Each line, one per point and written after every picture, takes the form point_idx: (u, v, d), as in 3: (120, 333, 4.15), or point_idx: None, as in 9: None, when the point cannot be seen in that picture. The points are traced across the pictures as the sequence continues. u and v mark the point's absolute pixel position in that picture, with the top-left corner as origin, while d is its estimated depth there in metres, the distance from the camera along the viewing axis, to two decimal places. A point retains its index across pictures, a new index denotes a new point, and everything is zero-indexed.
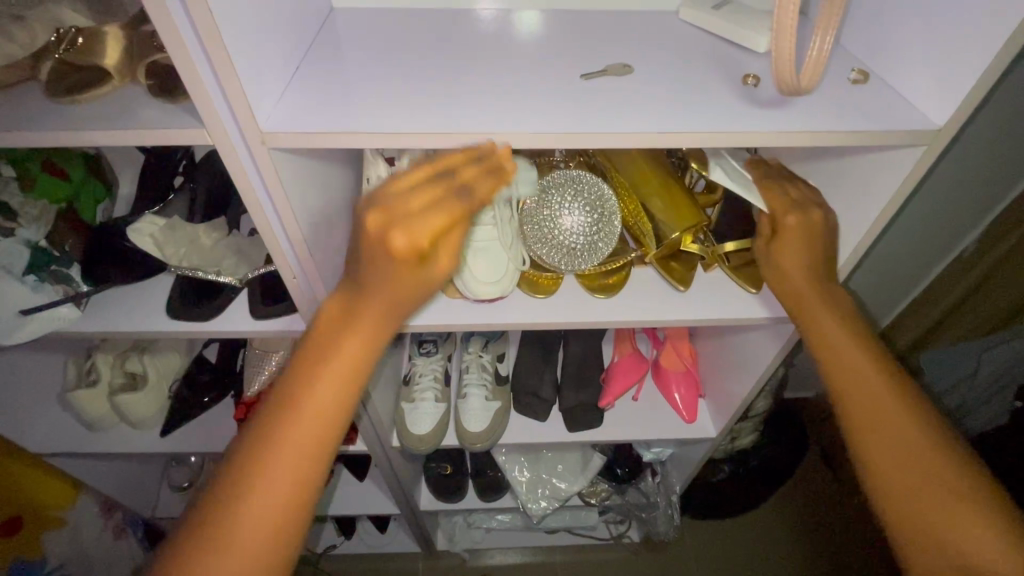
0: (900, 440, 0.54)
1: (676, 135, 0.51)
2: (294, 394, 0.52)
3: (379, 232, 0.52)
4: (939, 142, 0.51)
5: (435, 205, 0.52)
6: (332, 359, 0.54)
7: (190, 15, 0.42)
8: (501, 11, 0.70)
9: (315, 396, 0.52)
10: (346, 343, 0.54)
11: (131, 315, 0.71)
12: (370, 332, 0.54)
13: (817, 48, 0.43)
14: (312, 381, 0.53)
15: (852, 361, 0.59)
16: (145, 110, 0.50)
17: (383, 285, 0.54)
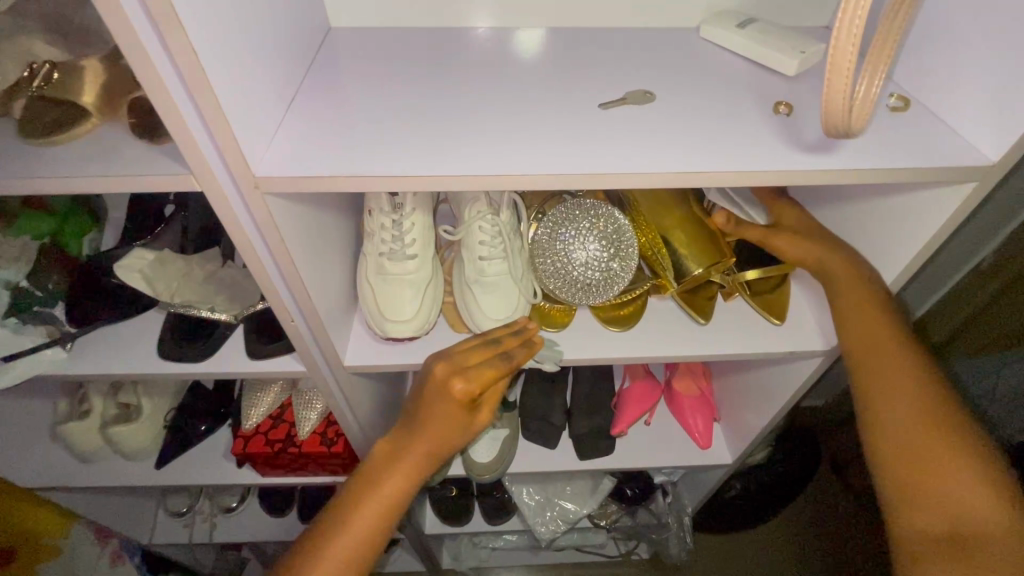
0: (900, 398, 0.55)
1: (705, 173, 0.47)
2: (352, 506, 0.60)
3: (441, 381, 0.61)
4: (991, 177, 0.47)
5: (486, 366, 0.61)
6: (391, 473, 0.62)
7: (174, 57, 0.38)
8: (495, 32, 0.66)
9: (374, 505, 0.60)
10: (400, 465, 0.62)
11: (120, 356, 0.67)
12: (421, 458, 0.62)
13: (865, 86, 0.40)
14: (371, 489, 0.61)
15: (868, 330, 0.58)
16: (128, 152, 0.46)
17: (438, 423, 0.62)
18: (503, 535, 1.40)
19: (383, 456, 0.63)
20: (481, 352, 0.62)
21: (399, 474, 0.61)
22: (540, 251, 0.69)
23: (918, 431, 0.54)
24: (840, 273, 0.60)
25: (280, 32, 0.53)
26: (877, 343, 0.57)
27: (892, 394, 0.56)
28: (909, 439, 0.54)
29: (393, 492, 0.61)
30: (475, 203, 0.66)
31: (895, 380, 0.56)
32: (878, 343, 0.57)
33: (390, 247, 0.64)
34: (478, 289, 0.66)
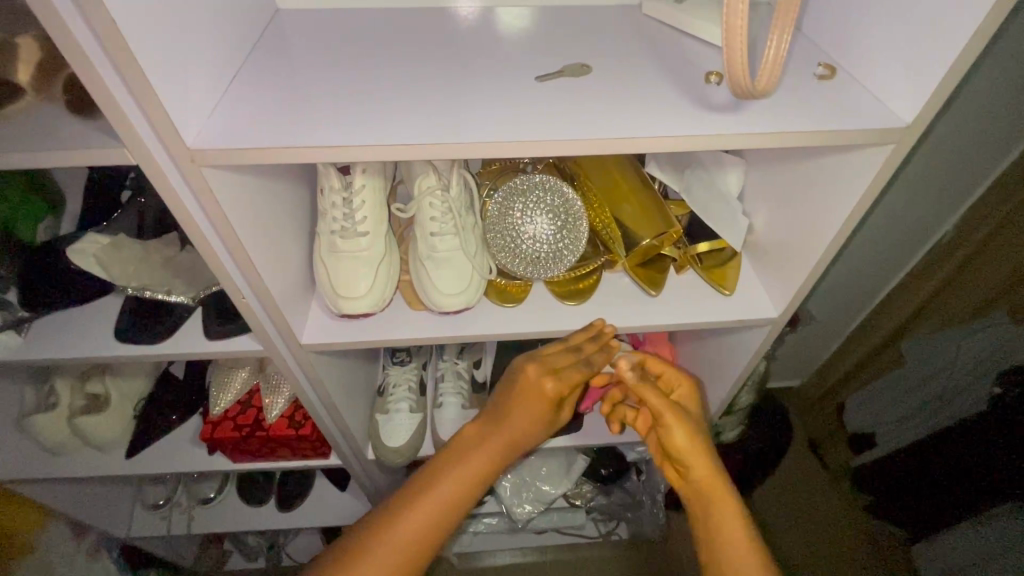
0: (724, 523, 0.66)
1: (635, 139, 0.49)
2: (430, 484, 0.66)
3: (535, 379, 0.71)
4: (908, 139, 0.49)
5: (572, 370, 0.70)
6: (481, 450, 0.69)
7: (95, 30, 0.38)
8: (471, 9, 0.68)
9: (462, 476, 0.67)
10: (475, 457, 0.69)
11: (77, 340, 0.68)
12: (495, 455, 0.69)
13: (775, 47, 0.42)
14: (457, 464, 0.68)
15: (697, 461, 0.70)
16: (62, 128, 0.46)
17: (522, 418, 0.71)
18: (480, 518, 1.39)
19: (478, 435, 0.71)
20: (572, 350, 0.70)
21: (486, 452, 0.69)
22: (492, 226, 0.71)
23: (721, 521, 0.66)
24: (683, 419, 0.71)
25: (220, 10, 0.53)
26: (703, 470, 0.69)
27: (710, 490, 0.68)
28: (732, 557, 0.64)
29: (479, 470, 0.68)
30: (425, 178, 0.67)
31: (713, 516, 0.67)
32: (708, 471, 0.69)
33: (342, 225, 0.65)
34: (431, 265, 0.67)
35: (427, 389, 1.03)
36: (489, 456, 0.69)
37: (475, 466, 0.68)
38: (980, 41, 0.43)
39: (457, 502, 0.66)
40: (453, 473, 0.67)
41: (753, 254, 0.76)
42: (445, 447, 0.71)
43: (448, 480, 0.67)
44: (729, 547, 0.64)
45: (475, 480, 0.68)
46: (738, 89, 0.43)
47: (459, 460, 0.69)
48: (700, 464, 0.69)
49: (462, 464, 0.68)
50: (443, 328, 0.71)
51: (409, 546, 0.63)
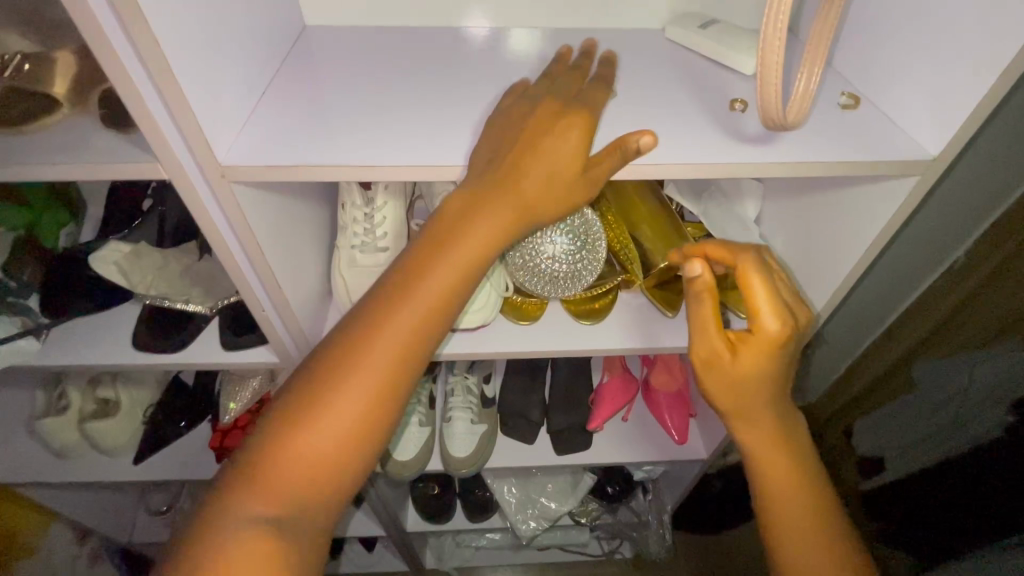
0: (782, 491, 0.53)
1: (661, 166, 0.49)
2: (321, 390, 0.44)
3: (489, 154, 0.49)
4: (933, 172, 0.50)
5: (543, 133, 0.49)
6: (405, 307, 0.46)
7: (138, 51, 0.39)
8: (496, 31, 0.68)
9: (375, 370, 0.45)
10: (400, 311, 0.45)
11: (95, 347, 0.68)
12: (428, 305, 0.46)
13: (804, 82, 0.43)
14: (368, 343, 0.45)
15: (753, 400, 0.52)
16: (95, 141, 0.47)
17: (453, 259, 0.47)
18: (486, 533, 1.40)
19: (432, 252, 0.48)
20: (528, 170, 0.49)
21: (407, 325, 0.45)
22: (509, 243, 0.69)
23: (776, 476, 0.54)
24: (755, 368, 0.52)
25: (253, 28, 0.54)
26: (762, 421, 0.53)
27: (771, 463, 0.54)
28: (791, 503, 0.53)
29: (403, 338, 0.45)
30: (446, 196, 0.68)
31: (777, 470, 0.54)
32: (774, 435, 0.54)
33: (362, 240, 0.65)
34: None
35: (436, 404, 1.02)
36: (431, 279, 0.46)
37: (392, 341, 0.45)
38: (1009, 79, 0.43)
39: (367, 412, 0.44)
40: (357, 358, 0.45)
41: None
42: (335, 342, 0.46)
43: (351, 373, 0.44)
44: (778, 493, 0.54)
45: (391, 389, 0.45)
46: (767, 120, 0.43)
47: (366, 344, 0.45)
48: (755, 397, 0.52)
49: (374, 335, 0.45)
50: (458, 345, 0.71)
51: (299, 480, 0.43)
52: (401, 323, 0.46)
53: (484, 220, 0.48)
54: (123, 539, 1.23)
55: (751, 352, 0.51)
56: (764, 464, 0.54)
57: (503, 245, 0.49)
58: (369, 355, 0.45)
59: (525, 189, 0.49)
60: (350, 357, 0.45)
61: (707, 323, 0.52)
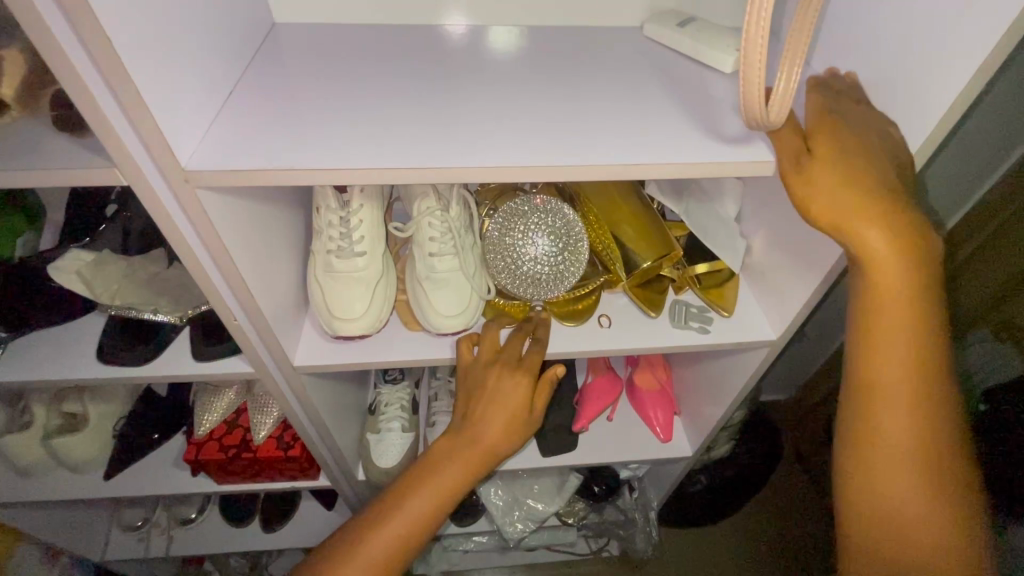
0: (903, 399, 0.52)
1: (643, 166, 0.48)
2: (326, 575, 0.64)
3: (493, 375, 0.70)
4: (910, 169, 0.50)
5: (530, 357, 0.70)
6: (404, 511, 0.67)
7: (90, 53, 0.37)
8: (476, 29, 0.67)
9: (376, 558, 0.65)
10: (398, 515, 0.67)
11: (58, 361, 0.65)
12: (433, 498, 0.68)
13: (784, 80, 0.42)
14: (366, 541, 0.65)
15: (892, 275, 0.48)
16: (48, 146, 0.44)
17: (452, 461, 0.70)
18: (473, 536, 1.37)
19: (438, 455, 0.71)
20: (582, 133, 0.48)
21: (411, 511, 0.67)
22: (492, 246, 0.70)
23: (899, 398, 0.52)
24: (898, 251, 0.48)
25: (217, 25, 0.52)
26: (896, 309, 0.50)
27: (885, 318, 0.51)
28: (913, 445, 0.52)
29: (401, 528, 0.66)
30: (424, 199, 0.67)
31: (899, 393, 0.52)
32: (915, 314, 0.50)
33: (338, 245, 0.63)
34: (429, 285, 0.66)
35: (420, 408, 1.00)
36: (427, 491, 0.68)
37: (396, 529, 0.66)
38: (984, 77, 0.43)
39: None
40: (366, 547, 0.65)
41: (751, 275, 0.76)
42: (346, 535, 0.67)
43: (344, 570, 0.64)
44: (894, 417, 0.53)
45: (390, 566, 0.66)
46: (748, 120, 0.44)
47: (372, 535, 0.65)
48: (895, 276, 0.48)
49: (383, 525, 0.66)
50: (441, 349, 0.69)
51: None
52: (386, 528, 0.66)
53: (469, 444, 0.71)
54: (95, 556, 1.18)
55: (831, 146, 0.49)
56: (876, 384, 0.53)
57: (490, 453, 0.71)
58: (376, 543, 0.65)
59: (513, 404, 0.72)
60: (363, 546, 0.65)
61: (850, 181, 0.48)
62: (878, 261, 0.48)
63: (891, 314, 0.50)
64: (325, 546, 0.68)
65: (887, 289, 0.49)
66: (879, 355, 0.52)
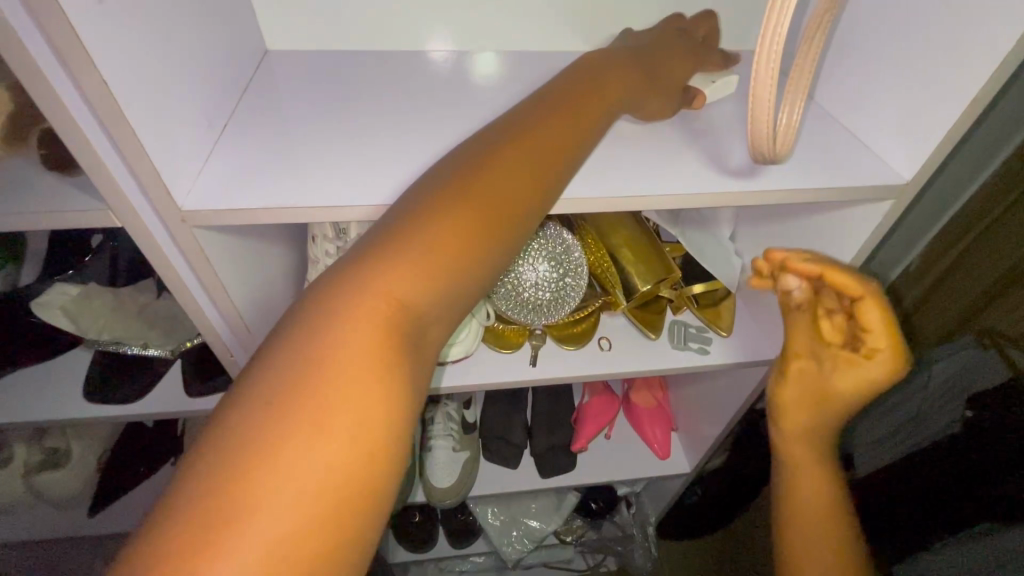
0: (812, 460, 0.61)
1: (646, 197, 0.48)
2: (230, 458, 0.25)
3: (548, 112, 0.44)
4: (907, 195, 0.51)
5: (609, 83, 0.49)
6: (400, 251, 0.34)
7: (86, 96, 0.36)
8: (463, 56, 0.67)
9: (341, 415, 0.28)
10: (375, 317, 0.31)
11: (44, 401, 0.63)
12: (451, 252, 0.35)
13: (786, 117, 0.44)
14: (319, 366, 0.29)
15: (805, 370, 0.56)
16: (39, 187, 0.43)
17: (480, 195, 0.37)
18: (470, 558, 1.35)
19: (461, 181, 0.38)
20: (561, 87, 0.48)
21: (402, 301, 0.32)
22: None
23: (806, 460, 0.61)
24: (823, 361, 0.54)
25: (213, 57, 0.51)
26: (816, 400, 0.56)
27: (804, 475, 0.61)
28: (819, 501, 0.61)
29: (393, 317, 0.31)
30: None
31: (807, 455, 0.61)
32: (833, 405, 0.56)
33: None
34: None
35: (416, 432, 0.99)
36: (436, 245, 0.35)
37: (448, 235, 0.35)
38: (977, 108, 0.45)
39: (316, 488, 0.26)
40: (330, 329, 0.30)
41: (747, 293, 0.77)
42: (255, 423, 0.26)
43: (288, 439, 0.26)
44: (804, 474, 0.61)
45: (397, 390, 0.30)
46: (753, 154, 0.45)
47: (312, 444, 0.27)
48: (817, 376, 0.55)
49: (405, 254, 0.34)
50: (442, 376, 0.69)
51: None
52: (366, 332, 0.31)
53: (510, 171, 0.39)
54: None
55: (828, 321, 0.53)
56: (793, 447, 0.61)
57: (547, 184, 0.41)
58: (357, 300, 0.31)
59: (567, 120, 0.44)
60: (361, 292, 0.32)
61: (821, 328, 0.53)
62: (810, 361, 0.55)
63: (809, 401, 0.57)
64: (206, 420, 0.27)
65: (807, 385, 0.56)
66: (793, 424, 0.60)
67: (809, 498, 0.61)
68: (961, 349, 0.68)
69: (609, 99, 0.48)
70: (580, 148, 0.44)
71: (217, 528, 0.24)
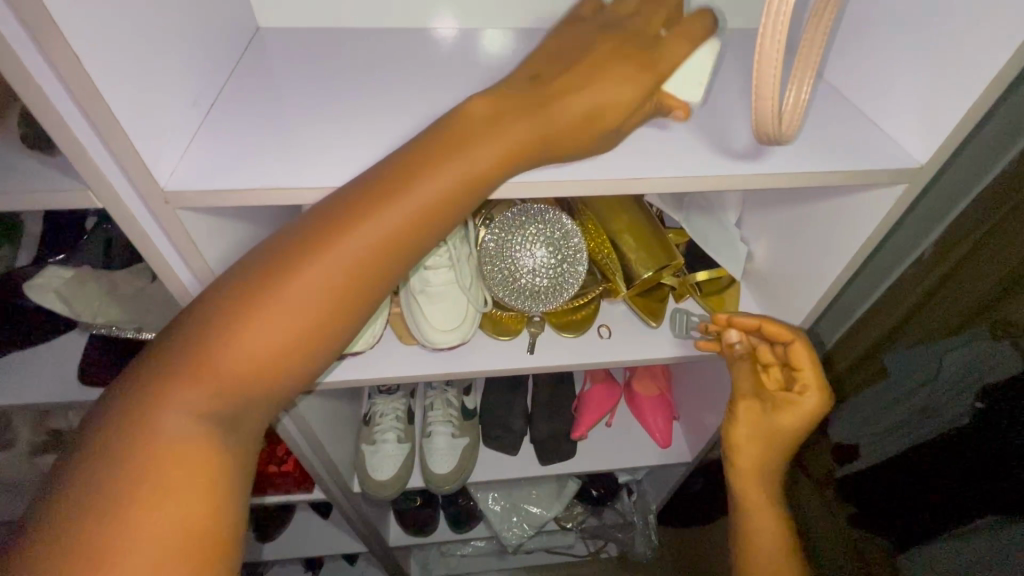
0: (759, 500, 0.68)
1: (647, 180, 0.46)
2: (92, 484, 0.32)
3: (482, 116, 0.43)
4: (921, 179, 0.49)
5: (554, 106, 0.43)
6: (269, 301, 0.38)
7: (58, 70, 0.34)
8: (466, 34, 0.65)
9: (178, 456, 0.34)
10: (228, 355, 0.37)
11: (40, 383, 0.63)
12: (320, 295, 0.39)
13: (793, 96, 0.41)
14: (177, 404, 0.35)
15: (750, 419, 0.65)
16: (19, 166, 0.42)
17: (372, 226, 0.39)
18: (470, 542, 1.36)
19: (350, 204, 0.40)
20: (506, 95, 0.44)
21: (261, 347, 0.37)
22: (488, 258, 0.67)
23: (755, 501, 0.68)
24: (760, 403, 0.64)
25: (199, 31, 0.49)
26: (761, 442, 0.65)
27: (757, 517, 0.68)
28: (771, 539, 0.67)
29: (247, 364, 0.37)
30: None
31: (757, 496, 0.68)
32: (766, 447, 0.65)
33: None
34: (424, 299, 0.65)
35: (416, 418, 0.99)
36: (305, 280, 0.38)
37: (320, 278, 0.38)
38: (1000, 85, 0.42)
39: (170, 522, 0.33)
40: (196, 384, 0.36)
41: (752, 281, 0.75)
42: (110, 475, 0.33)
43: (142, 474, 0.33)
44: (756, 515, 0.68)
45: (238, 419, 0.38)
46: (758, 136, 0.43)
47: (168, 494, 0.33)
48: (756, 421, 0.64)
49: (276, 298, 0.38)
50: (439, 363, 0.68)
51: None
52: (220, 374, 0.36)
53: (426, 187, 0.40)
54: None
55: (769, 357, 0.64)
56: (746, 489, 0.68)
57: (454, 209, 0.42)
58: (224, 349, 0.37)
59: (505, 132, 0.42)
60: (223, 340, 0.37)
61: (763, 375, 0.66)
62: (749, 405, 0.65)
63: (751, 444, 0.65)
64: (90, 441, 0.34)
65: (746, 431, 0.65)
66: (742, 468, 0.67)
67: (757, 515, 0.68)
68: (977, 338, 0.65)
69: (549, 125, 0.43)
70: (518, 149, 0.42)
71: (82, 568, 0.30)
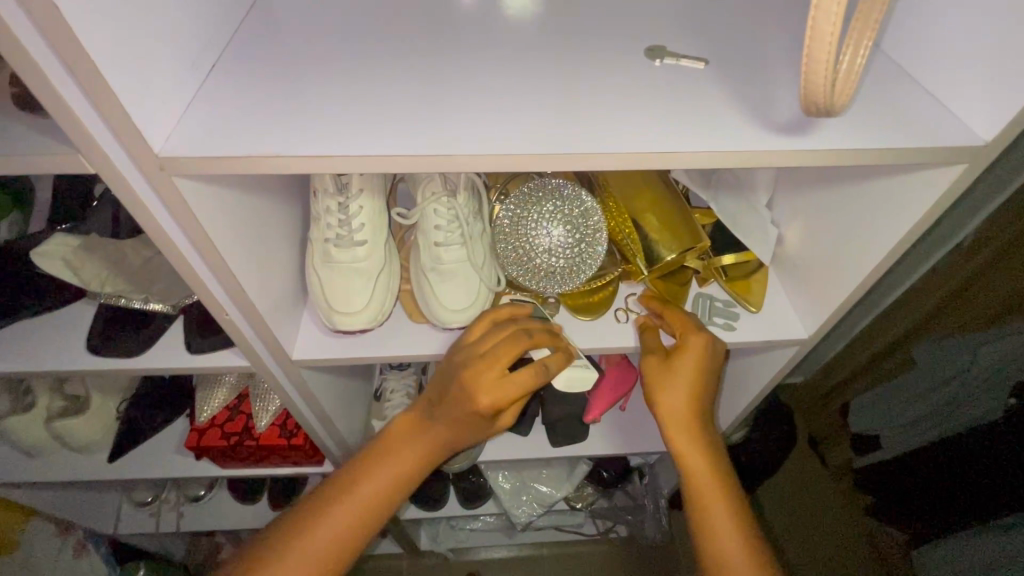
0: (701, 468, 0.62)
1: (677, 155, 0.43)
2: (306, 521, 0.59)
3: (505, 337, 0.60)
4: (982, 160, 0.44)
5: (505, 345, 0.59)
6: (345, 502, 0.59)
7: (37, 22, 0.32)
8: None
9: (342, 520, 0.59)
10: (383, 469, 0.61)
11: (49, 352, 0.63)
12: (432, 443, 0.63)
13: (848, 61, 0.36)
14: (352, 490, 0.60)
15: (661, 370, 0.63)
16: (10, 129, 0.40)
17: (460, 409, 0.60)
18: (480, 516, 1.35)
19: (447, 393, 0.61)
20: (478, 367, 0.59)
21: (396, 466, 0.62)
22: (502, 235, 0.64)
23: (696, 472, 0.62)
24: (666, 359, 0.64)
25: None
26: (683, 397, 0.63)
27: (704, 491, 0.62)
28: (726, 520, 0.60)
29: (330, 538, 0.58)
30: (429, 184, 0.62)
31: (696, 463, 0.62)
32: (689, 402, 0.63)
33: (337, 233, 0.59)
34: (435, 277, 0.62)
35: None
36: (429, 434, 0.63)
37: (433, 437, 0.63)
38: None
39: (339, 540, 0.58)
40: (363, 480, 0.61)
41: (781, 267, 0.71)
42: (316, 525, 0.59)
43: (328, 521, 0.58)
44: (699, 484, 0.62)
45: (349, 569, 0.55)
46: (803, 108, 0.39)
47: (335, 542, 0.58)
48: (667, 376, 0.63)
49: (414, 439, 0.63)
50: (449, 342, 0.66)
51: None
52: (373, 478, 0.61)
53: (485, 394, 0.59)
54: (108, 530, 1.20)
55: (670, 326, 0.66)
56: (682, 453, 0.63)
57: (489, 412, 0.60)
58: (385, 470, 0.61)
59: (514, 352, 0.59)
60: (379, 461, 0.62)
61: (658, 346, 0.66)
62: (651, 364, 0.64)
63: (669, 398, 0.63)
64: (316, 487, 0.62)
65: (661, 388, 0.64)
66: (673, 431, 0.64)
67: (700, 480, 0.62)
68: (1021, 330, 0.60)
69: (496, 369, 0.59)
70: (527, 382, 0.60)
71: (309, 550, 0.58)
